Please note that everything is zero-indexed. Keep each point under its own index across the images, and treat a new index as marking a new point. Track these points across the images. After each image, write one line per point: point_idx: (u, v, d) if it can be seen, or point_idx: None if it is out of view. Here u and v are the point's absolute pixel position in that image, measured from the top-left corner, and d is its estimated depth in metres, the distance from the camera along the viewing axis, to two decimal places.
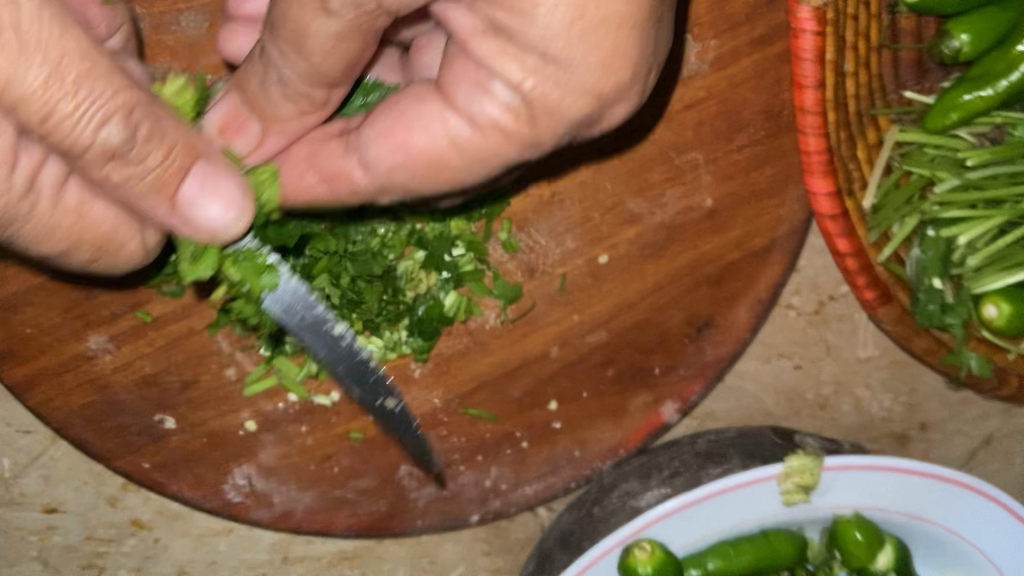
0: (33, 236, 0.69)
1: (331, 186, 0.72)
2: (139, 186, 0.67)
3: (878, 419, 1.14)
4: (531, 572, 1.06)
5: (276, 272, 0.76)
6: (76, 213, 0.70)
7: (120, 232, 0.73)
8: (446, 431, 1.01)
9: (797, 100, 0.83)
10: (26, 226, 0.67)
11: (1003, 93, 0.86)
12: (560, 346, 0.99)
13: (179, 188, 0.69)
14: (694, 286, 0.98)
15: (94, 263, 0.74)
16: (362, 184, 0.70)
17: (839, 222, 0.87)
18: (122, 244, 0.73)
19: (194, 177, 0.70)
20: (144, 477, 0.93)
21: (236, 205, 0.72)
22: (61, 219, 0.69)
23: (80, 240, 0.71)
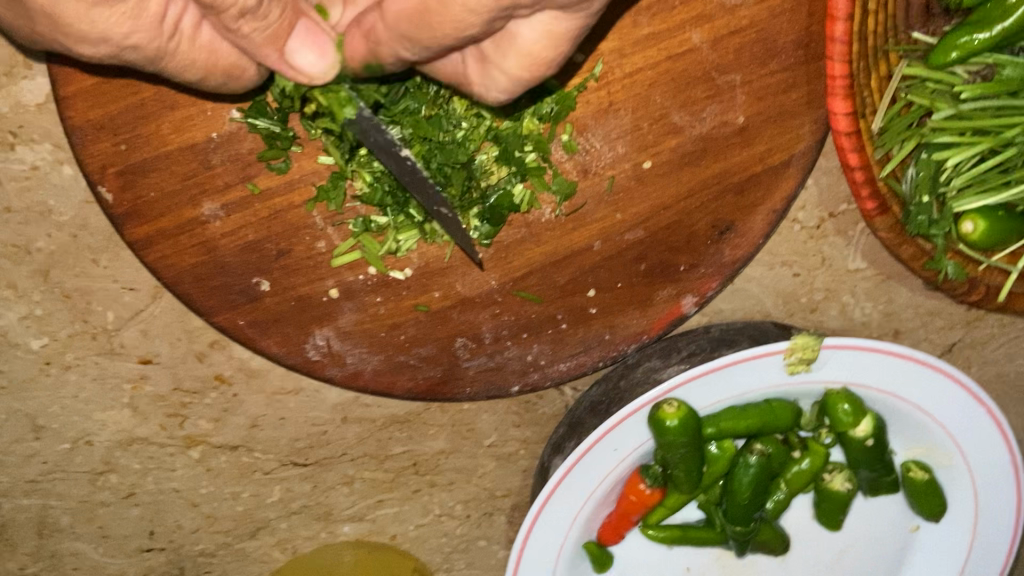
0: (179, 69, 0.85)
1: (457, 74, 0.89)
2: (260, 38, 0.82)
3: (858, 324, 1.32)
4: (562, 434, 1.24)
5: (355, 104, 0.93)
6: (210, 48, 0.85)
7: (242, 61, 0.88)
8: (499, 309, 1.16)
9: (829, 30, 0.98)
10: (173, 61, 0.84)
11: (996, 36, 1.01)
12: (601, 240, 1.15)
13: (287, 41, 0.85)
14: (720, 195, 1.14)
15: (218, 86, 0.90)
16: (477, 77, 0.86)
17: (852, 139, 1.03)
18: (244, 70, 0.89)
19: (298, 33, 0.86)
20: (238, 332, 1.08)
21: (326, 53, 0.88)
22: (198, 54, 0.84)
23: (215, 68, 0.86)
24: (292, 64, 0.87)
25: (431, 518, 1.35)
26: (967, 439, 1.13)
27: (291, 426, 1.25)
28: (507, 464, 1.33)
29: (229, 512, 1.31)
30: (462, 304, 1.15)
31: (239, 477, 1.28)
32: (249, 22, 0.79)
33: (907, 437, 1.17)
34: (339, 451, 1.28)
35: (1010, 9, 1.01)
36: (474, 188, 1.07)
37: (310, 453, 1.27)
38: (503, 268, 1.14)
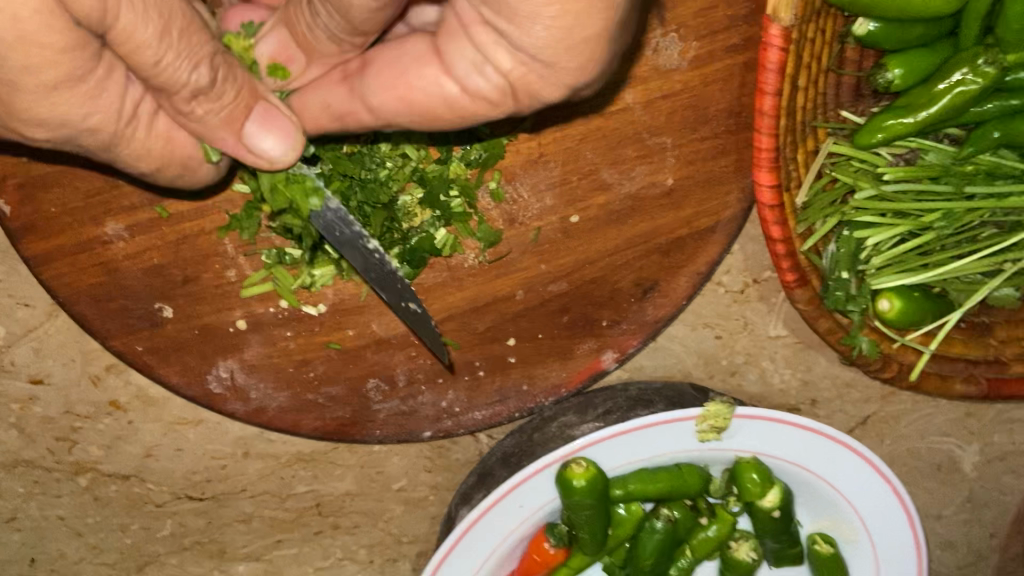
0: (131, 158, 0.83)
1: (342, 123, 0.85)
2: (214, 118, 0.80)
3: (777, 390, 1.32)
4: (471, 485, 1.21)
5: (321, 195, 0.90)
6: (166, 139, 0.83)
7: (196, 159, 0.87)
8: (415, 352, 1.12)
9: (757, 103, 0.98)
10: (128, 150, 0.82)
11: (921, 122, 1.02)
12: (523, 290, 1.13)
13: (244, 124, 0.82)
14: (646, 254, 1.13)
15: (172, 178, 0.88)
16: (368, 122, 0.83)
17: (776, 211, 1.04)
18: (199, 166, 0.87)
19: (256, 117, 0.82)
20: (136, 358, 1.04)
21: (290, 138, 0.83)
22: (153, 144, 0.83)
23: (169, 160, 0.85)
24: (253, 149, 0.83)
25: (332, 561, 1.30)
26: (872, 515, 1.14)
27: (187, 457, 1.21)
28: (416, 510, 1.29)
29: (116, 544, 1.24)
30: (377, 345, 1.11)
31: (128, 508, 1.23)
32: (201, 100, 0.79)
33: (815, 511, 1.17)
34: (238, 487, 1.24)
35: (936, 95, 1.01)
36: (395, 228, 1.05)
37: (207, 486, 1.23)
38: None
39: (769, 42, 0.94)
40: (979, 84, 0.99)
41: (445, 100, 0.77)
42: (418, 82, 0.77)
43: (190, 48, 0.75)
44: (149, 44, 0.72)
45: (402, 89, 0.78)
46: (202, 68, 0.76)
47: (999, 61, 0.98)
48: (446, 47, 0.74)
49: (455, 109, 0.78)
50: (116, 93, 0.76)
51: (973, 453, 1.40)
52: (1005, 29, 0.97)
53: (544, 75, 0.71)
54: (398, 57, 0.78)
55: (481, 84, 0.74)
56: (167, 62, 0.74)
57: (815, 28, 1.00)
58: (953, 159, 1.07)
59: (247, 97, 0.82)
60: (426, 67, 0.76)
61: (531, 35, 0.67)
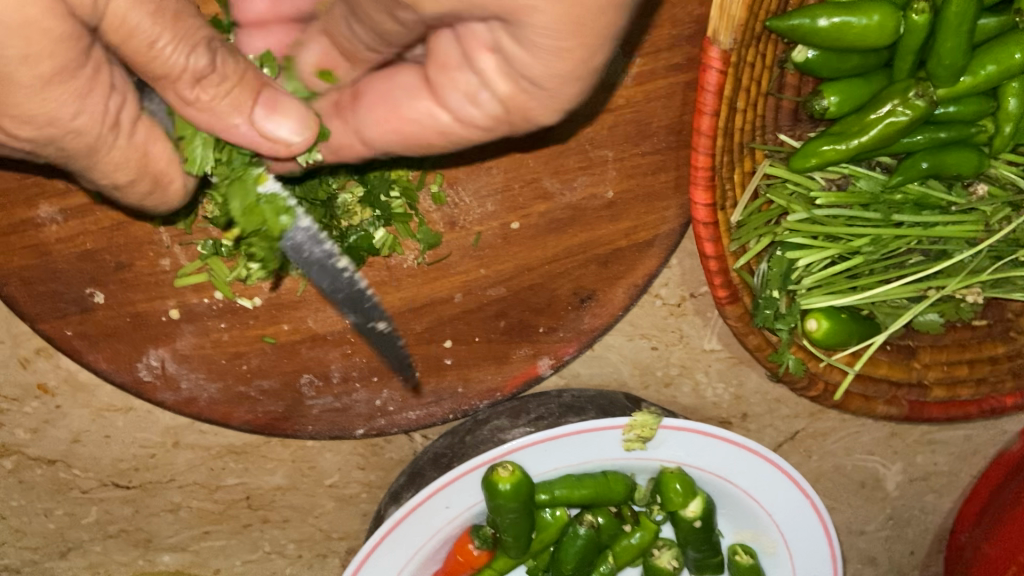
0: (108, 165, 0.79)
1: (337, 153, 0.87)
2: (216, 104, 0.78)
3: (710, 403, 1.35)
4: (401, 484, 1.22)
5: (291, 214, 0.91)
6: (143, 149, 0.81)
7: (172, 169, 0.84)
8: (351, 350, 1.12)
9: (696, 123, 1.00)
10: (103, 157, 0.78)
11: (853, 149, 1.05)
12: (462, 293, 1.14)
13: (253, 110, 0.79)
14: (585, 263, 1.15)
15: (135, 194, 0.84)
16: (360, 151, 0.86)
17: (709, 229, 1.06)
18: (171, 179, 0.85)
19: (263, 104, 0.80)
20: (65, 343, 1.03)
21: (302, 125, 0.81)
22: (132, 153, 0.80)
23: (146, 168, 0.82)
24: (264, 134, 0.80)
25: (260, 555, 1.30)
26: (791, 529, 1.17)
27: (116, 444, 1.20)
28: (347, 507, 1.29)
29: (40, 528, 1.24)
30: (312, 341, 1.11)
31: (54, 492, 1.22)
32: (200, 86, 0.77)
33: (737, 522, 1.19)
34: (167, 477, 1.23)
35: (868, 124, 1.04)
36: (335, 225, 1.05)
37: (135, 474, 1.22)
38: None
39: (709, 64, 0.97)
40: (909, 116, 1.02)
41: (437, 129, 0.78)
42: (443, 103, 0.76)
43: (190, 34, 0.74)
44: (141, 32, 0.71)
45: (394, 115, 0.80)
46: (200, 55, 0.75)
47: (929, 95, 1.01)
48: (437, 77, 0.75)
49: (447, 139, 0.79)
50: (100, 99, 0.73)
51: (896, 472, 1.45)
52: (936, 64, 1.00)
53: (539, 95, 0.71)
54: (393, 81, 0.80)
55: (472, 113, 0.75)
56: (162, 47, 0.72)
57: (756, 53, 1.03)
58: (883, 187, 1.10)
59: (251, 83, 0.80)
60: (418, 97, 0.78)
61: (525, 59, 0.67)
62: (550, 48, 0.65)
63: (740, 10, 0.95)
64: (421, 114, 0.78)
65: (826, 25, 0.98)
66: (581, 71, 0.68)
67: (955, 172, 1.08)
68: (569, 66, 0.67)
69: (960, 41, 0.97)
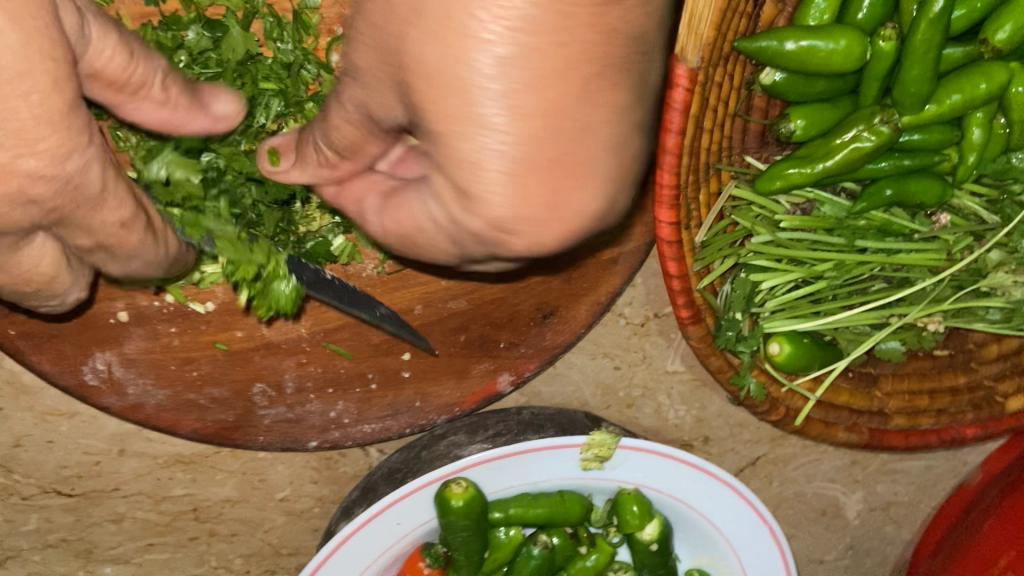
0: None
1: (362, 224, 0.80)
2: (87, 222, 0.69)
3: (671, 425, 1.33)
4: (353, 499, 1.19)
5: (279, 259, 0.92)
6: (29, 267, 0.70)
7: (64, 284, 0.75)
8: (306, 360, 1.10)
9: (661, 140, 0.99)
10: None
11: (818, 174, 1.05)
12: (422, 306, 1.12)
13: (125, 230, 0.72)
14: (548, 279, 1.14)
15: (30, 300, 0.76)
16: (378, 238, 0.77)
17: (673, 248, 1.05)
18: (64, 290, 0.76)
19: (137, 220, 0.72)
20: (7, 343, 0.98)
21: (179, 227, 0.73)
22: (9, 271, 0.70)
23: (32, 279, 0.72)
24: (128, 251, 0.74)
25: (206, 570, 1.25)
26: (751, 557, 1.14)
27: (59, 450, 1.16)
28: (298, 521, 1.26)
29: None
30: (266, 349, 1.09)
31: None
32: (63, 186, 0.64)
33: (694, 547, 1.18)
34: (111, 486, 1.19)
35: (833, 149, 1.04)
36: (292, 232, 1.03)
37: (78, 481, 1.18)
38: (315, 318, 1.09)
39: (676, 81, 0.96)
40: (874, 142, 1.02)
41: (421, 223, 0.68)
42: (472, 151, 0.57)
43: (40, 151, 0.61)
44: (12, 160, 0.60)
45: (399, 211, 0.71)
46: (42, 163, 0.62)
47: (893, 121, 1.01)
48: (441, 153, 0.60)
49: (437, 234, 0.68)
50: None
51: (857, 501, 1.44)
52: (900, 90, 1.00)
53: (481, 202, 0.60)
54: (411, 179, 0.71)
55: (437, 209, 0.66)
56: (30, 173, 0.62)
57: (723, 73, 1.03)
58: (847, 213, 1.10)
59: (127, 204, 0.71)
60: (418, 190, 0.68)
61: (489, 162, 0.58)
62: (502, 152, 0.57)
63: (707, 29, 0.94)
64: (469, 164, 0.58)
65: (793, 48, 0.99)
66: (544, 191, 0.59)
67: (918, 200, 1.08)
68: (529, 183, 0.58)
69: (925, 70, 0.97)
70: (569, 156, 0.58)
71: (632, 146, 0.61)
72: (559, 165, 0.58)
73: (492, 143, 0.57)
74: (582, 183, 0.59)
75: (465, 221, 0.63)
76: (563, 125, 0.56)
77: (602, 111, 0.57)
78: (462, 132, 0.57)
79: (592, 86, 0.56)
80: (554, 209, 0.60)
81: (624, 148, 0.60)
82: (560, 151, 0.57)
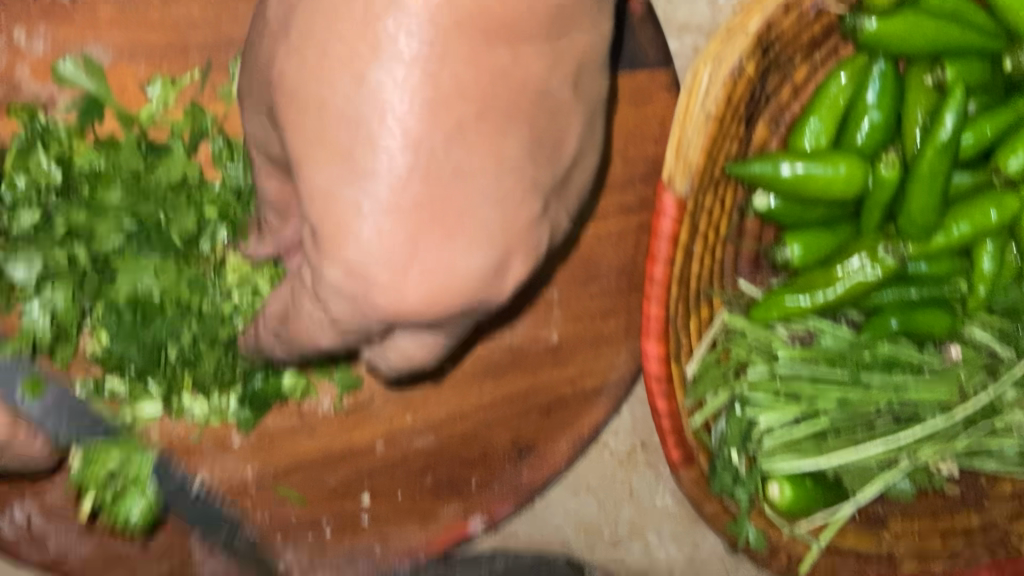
0: None
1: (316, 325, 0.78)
2: None
3: (660, 565, 1.21)
4: None
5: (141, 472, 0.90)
6: None
7: None
8: (253, 504, 0.97)
9: (647, 270, 0.91)
10: None
11: (818, 305, 0.97)
12: (385, 441, 1.01)
13: None
14: (525, 412, 1.03)
15: None
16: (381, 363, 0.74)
17: (662, 384, 0.95)
18: None
19: None
20: None
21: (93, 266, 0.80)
22: None
23: None
24: None
25: None
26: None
27: None
28: None
29: None
30: (207, 494, 0.96)
31: None
32: None
33: None
34: None
35: (834, 279, 0.96)
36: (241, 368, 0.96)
37: None
38: (262, 458, 0.97)
39: (662, 209, 0.88)
40: (879, 273, 0.94)
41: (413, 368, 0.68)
42: (348, 237, 0.58)
43: None
44: None
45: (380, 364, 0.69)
46: None
47: (899, 251, 0.94)
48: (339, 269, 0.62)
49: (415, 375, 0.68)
50: None
51: None
52: (905, 219, 0.93)
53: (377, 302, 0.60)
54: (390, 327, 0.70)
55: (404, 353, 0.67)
56: None
57: (714, 197, 0.95)
58: (850, 345, 1.01)
59: None
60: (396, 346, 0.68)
61: (363, 251, 0.58)
62: (380, 236, 0.58)
63: (697, 154, 0.87)
64: (350, 203, 0.58)
65: (789, 173, 0.92)
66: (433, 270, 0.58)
67: (926, 332, 1.00)
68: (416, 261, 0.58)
69: (932, 198, 0.91)
70: (397, 185, 0.57)
71: (510, 207, 0.61)
72: (427, 202, 0.58)
73: (371, 161, 0.57)
74: (439, 232, 0.59)
75: (320, 259, 0.60)
76: (448, 158, 0.58)
77: (462, 161, 0.59)
78: (335, 147, 0.58)
79: (467, 131, 0.58)
80: (420, 261, 0.58)
81: (513, 217, 0.62)
82: (428, 179, 0.58)
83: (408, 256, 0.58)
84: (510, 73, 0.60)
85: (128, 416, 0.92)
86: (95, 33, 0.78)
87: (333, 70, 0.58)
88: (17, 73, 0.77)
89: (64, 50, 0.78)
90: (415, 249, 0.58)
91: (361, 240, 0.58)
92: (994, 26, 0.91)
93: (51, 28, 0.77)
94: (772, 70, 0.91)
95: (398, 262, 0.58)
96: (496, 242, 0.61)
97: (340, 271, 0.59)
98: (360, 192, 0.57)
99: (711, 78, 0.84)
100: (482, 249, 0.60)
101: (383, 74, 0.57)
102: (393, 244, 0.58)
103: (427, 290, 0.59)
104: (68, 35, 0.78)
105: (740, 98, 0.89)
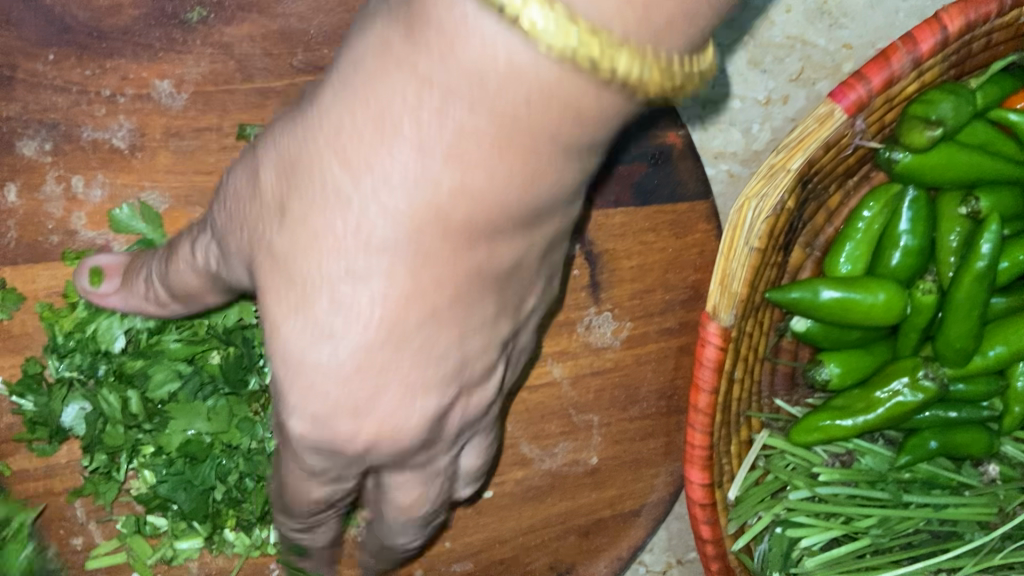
0: None
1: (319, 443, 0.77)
2: None
3: None
4: None
5: None
6: None
7: None
8: None
9: (692, 399, 0.91)
10: None
11: (859, 427, 0.97)
12: (424, 569, 0.98)
13: None
14: (563, 534, 1.02)
15: None
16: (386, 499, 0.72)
17: (707, 510, 0.95)
18: None
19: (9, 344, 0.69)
20: None
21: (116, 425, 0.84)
22: None
23: None
24: None
25: None
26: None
27: None
28: None
29: None
30: None
31: None
32: None
33: None
34: None
35: (874, 402, 0.97)
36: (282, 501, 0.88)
37: None
38: None
39: (706, 340, 0.89)
40: (920, 397, 0.95)
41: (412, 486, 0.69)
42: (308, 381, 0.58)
43: None
44: None
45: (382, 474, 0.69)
46: None
47: (938, 376, 0.95)
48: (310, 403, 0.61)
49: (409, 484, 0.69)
50: None
51: None
52: (944, 343, 0.94)
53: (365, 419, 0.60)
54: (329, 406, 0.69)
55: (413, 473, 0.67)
56: None
57: (753, 322, 0.96)
58: (890, 465, 1.01)
59: None
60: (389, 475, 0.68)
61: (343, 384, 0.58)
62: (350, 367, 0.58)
63: (741, 287, 0.88)
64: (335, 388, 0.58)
65: (828, 298, 0.93)
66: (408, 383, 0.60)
67: (965, 451, 1.00)
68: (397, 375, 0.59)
69: (970, 325, 0.92)
70: (372, 305, 0.57)
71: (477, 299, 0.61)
72: (415, 314, 0.58)
73: (335, 283, 0.56)
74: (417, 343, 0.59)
75: (282, 390, 0.59)
76: (416, 271, 0.57)
77: (438, 272, 0.57)
78: (299, 277, 0.57)
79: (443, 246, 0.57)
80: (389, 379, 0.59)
81: (473, 311, 0.61)
82: (411, 293, 0.57)
83: (392, 368, 0.59)
84: (508, 168, 0.55)
85: (170, 551, 0.88)
86: (152, 180, 0.79)
87: (310, 188, 0.56)
88: (74, 221, 0.78)
89: (122, 195, 0.79)
90: (398, 353, 0.58)
91: (333, 361, 0.58)
92: (1017, 154, 0.93)
93: (107, 178, 0.78)
94: (809, 200, 0.93)
95: (386, 369, 0.58)
96: (461, 341, 0.61)
97: (308, 393, 0.58)
98: (338, 317, 0.57)
99: (756, 214, 0.85)
100: (454, 349, 0.61)
101: (375, 186, 0.54)
102: (368, 366, 0.58)
103: (399, 407, 0.60)
104: (126, 181, 0.78)
105: (780, 230, 0.90)
